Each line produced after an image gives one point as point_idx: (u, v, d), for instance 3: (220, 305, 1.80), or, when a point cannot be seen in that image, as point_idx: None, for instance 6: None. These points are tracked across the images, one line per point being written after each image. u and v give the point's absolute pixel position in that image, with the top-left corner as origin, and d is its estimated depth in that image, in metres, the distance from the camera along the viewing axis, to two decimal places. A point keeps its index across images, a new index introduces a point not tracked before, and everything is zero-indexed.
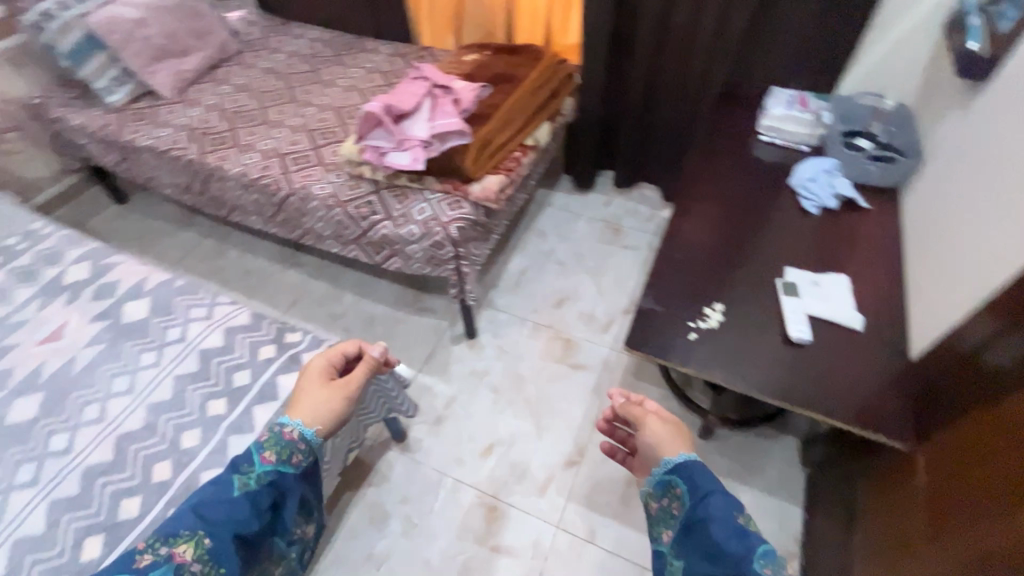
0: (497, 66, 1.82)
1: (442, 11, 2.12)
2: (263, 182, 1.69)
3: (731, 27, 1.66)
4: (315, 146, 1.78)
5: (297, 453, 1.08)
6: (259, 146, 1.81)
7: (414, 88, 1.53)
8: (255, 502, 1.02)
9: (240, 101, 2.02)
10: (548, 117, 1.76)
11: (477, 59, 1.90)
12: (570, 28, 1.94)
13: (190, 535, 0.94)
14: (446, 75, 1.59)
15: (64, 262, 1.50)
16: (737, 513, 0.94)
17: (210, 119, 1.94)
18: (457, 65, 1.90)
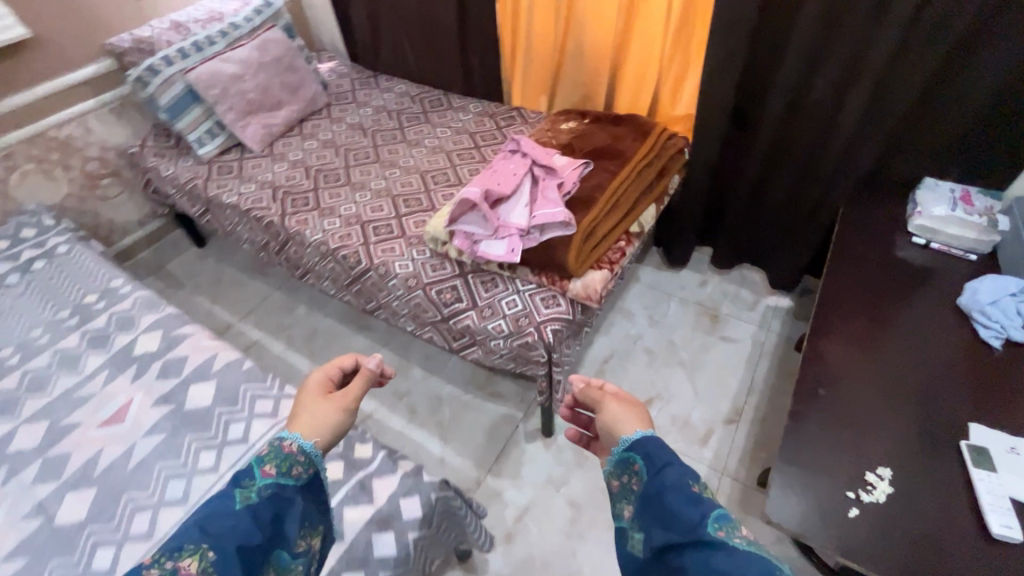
0: (599, 138, 1.67)
1: (538, 74, 2.01)
2: (341, 254, 1.59)
3: (883, 112, 1.47)
4: (398, 215, 1.68)
5: (296, 462, 0.82)
6: (341, 210, 1.73)
7: (511, 167, 1.39)
8: (257, 513, 0.75)
9: (325, 159, 1.97)
10: (655, 198, 1.57)
11: (575, 128, 1.75)
12: (679, 98, 1.76)
13: (194, 548, 0.70)
14: (545, 152, 1.45)
15: (136, 330, 1.44)
16: (693, 481, 0.80)
17: (295, 177, 1.89)
18: (553, 133, 1.76)
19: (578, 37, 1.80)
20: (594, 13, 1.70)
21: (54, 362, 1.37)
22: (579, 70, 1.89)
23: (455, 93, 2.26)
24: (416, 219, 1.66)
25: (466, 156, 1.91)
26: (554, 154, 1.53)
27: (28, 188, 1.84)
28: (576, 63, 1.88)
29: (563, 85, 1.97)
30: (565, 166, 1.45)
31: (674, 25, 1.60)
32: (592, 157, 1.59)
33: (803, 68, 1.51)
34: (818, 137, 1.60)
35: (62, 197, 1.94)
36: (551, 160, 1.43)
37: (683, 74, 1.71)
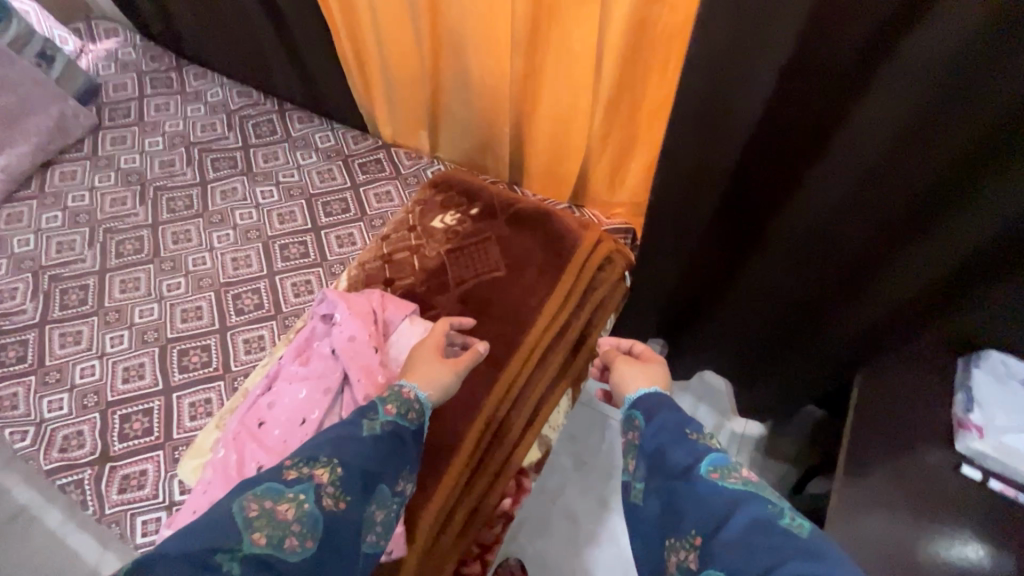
0: (489, 264, 1.02)
1: (407, 109, 1.27)
2: (58, 481, 0.96)
3: (984, 268, 0.90)
4: (166, 388, 1.04)
5: (411, 411, 0.72)
6: (74, 375, 1.06)
7: (301, 399, 0.76)
8: (381, 450, 0.65)
9: (70, 250, 1.24)
10: (571, 382, 0.99)
11: (455, 232, 1.08)
12: (625, 176, 1.10)
13: (327, 458, 0.61)
14: (371, 347, 0.82)
15: None
16: (696, 425, 0.65)
17: (14, 291, 1.18)
18: (419, 238, 1.08)
19: (459, 72, 1.09)
20: (479, 39, 0.97)
21: None
22: (468, 118, 1.19)
23: (295, 109, 1.49)
24: (191, 402, 1.02)
25: (293, 249, 1.23)
26: (399, 323, 0.90)
27: None
28: (461, 107, 1.17)
29: (448, 129, 1.26)
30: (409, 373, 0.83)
31: (614, 82, 0.93)
32: (470, 314, 0.96)
33: (864, 182, 0.89)
34: (859, 277, 1.01)
35: None
36: (377, 371, 0.79)
37: (631, 151, 1.05)
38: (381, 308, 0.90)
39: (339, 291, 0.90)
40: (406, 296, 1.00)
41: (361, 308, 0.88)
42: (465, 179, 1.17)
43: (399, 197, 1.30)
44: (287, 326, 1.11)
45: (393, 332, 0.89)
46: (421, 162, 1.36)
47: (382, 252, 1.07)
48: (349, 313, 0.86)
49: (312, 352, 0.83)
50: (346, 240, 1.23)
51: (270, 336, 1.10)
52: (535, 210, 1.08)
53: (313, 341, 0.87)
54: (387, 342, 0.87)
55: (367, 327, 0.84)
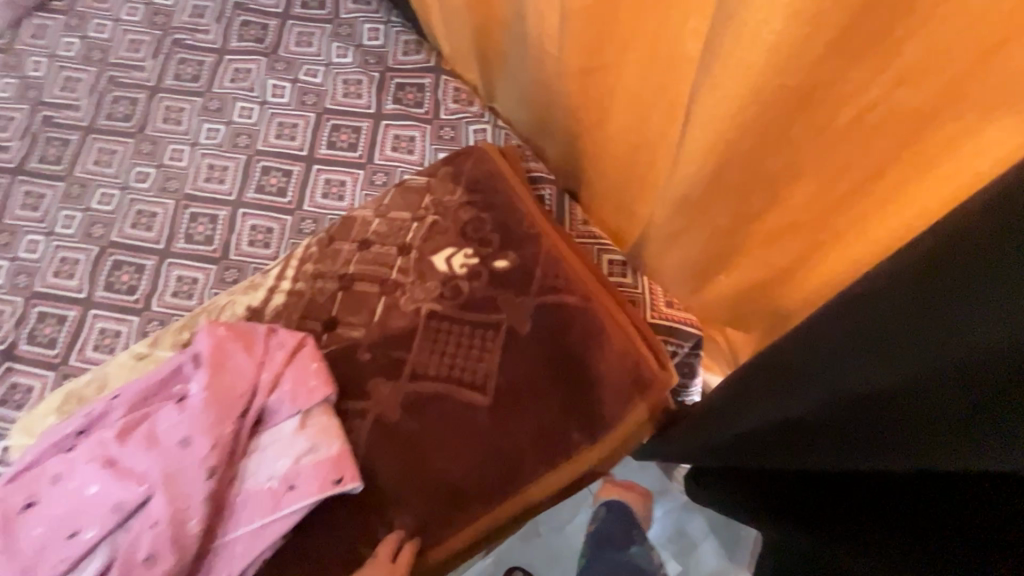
0: (477, 373, 0.67)
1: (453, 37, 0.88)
2: None
3: None
4: (87, 300, 0.92)
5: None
6: (21, 242, 0.97)
7: (92, 496, 0.55)
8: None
9: (71, 92, 1.09)
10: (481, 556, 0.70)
11: (456, 289, 0.72)
12: (730, 275, 0.69)
13: None
14: (203, 470, 0.55)
15: None
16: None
17: (9, 121, 1.08)
18: (405, 273, 0.73)
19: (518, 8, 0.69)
20: None
21: None
22: (520, 82, 0.79)
23: None
24: (102, 329, 0.89)
25: (273, 178, 0.97)
26: (282, 422, 0.61)
27: None
28: (514, 61, 0.77)
29: (506, 87, 0.86)
30: (249, 520, 0.57)
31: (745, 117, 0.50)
32: (410, 437, 0.64)
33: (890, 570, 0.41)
34: None
35: None
36: (189, 519, 0.54)
37: (727, 233, 0.64)
38: (267, 390, 0.61)
39: (230, 338, 0.62)
40: (334, 345, 0.69)
41: (234, 386, 0.60)
42: (508, 197, 0.76)
43: (420, 151, 0.97)
44: (224, 279, 0.90)
45: (269, 434, 0.60)
46: (468, 112, 0.98)
47: (349, 267, 0.74)
48: (208, 392, 0.58)
49: (146, 419, 0.59)
50: (333, 190, 0.95)
51: (203, 284, 0.91)
52: (580, 310, 0.69)
53: (171, 388, 0.62)
54: (250, 447, 0.59)
55: (217, 430, 0.57)
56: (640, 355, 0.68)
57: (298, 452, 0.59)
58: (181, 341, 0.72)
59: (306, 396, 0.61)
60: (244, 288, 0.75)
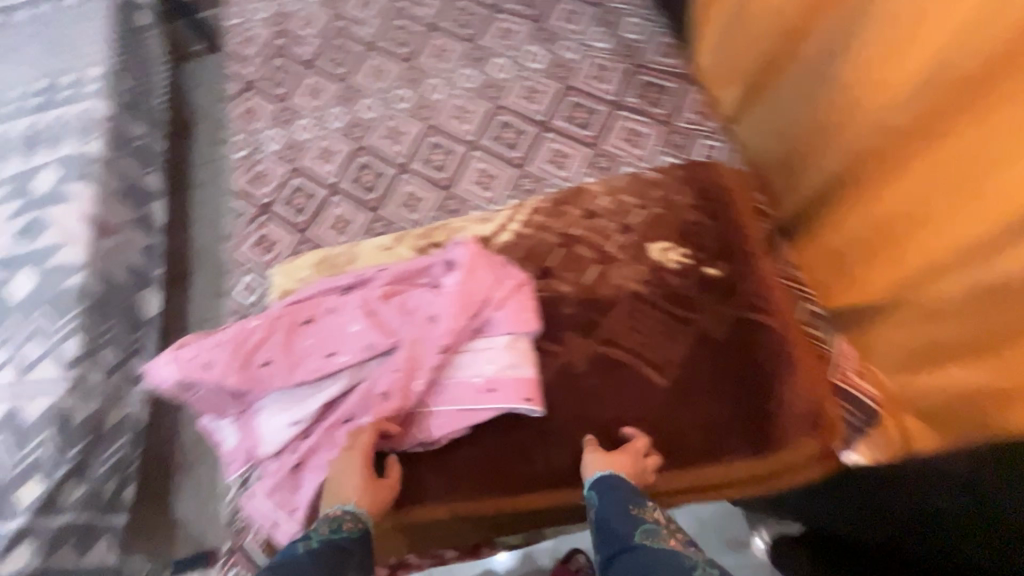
0: (661, 356, 0.72)
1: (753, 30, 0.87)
2: (236, 199, 1.12)
3: None
4: (333, 186, 1.09)
5: (341, 519, 0.56)
6: (296, 123, 1.17)
7: (354, 335, 0.68)
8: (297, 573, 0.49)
9: (365, 12, 1.27)
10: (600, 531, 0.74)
11: (662, 279, 0.76)
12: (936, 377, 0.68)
13: None
14: (440, 345, 0.66)
15: (56, 152, 1.28)
16: (640, 500, 0.59)
17: (313, 23, 1.29)
18: (619, 248, 0.79)
19: (887, 10, 0.64)
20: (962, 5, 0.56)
21: None
22: (828, 91, 0.75)
23: None
24: (339, 214, 1.06)
25: (508, 132, 1.07)
26: (497, 336, 0.71)
27: None
28: (836, 68, 0.73)
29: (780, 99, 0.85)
30: (454, 401, 0.67)
31: None
32: (590, 391, 0.71)
33: None
34: None
35: None
36: (419, 378, 0.65)
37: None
38: (496, 306, 0.71)
39: (481, 256, 0.73)
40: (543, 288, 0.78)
41: (477, 290, 0.71)
42: (734, 213, 0.80)
43: (646, 148, 1.02)
44: (445, 206, 1.03)
45: (486, 342, 0.71)
46: (704, 126, 1.01)
47: (572, 229, 0.81)
48: (459, 289, 0.69)
49: (402, 294, 0.72)
50: (558, 160, 1.03)
51: (426, 204, 1.04)
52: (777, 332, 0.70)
53: (420, 278, 0.75)
54: (470, 346, 0.70)
55: (457, 319, 0.68)
56: (821, 405, 0.68)
57: (505, 364, 0.69)
58: (417, 246, 0.85)
59: (523, 323, 0.71)
60: (478, 218, 0.86)
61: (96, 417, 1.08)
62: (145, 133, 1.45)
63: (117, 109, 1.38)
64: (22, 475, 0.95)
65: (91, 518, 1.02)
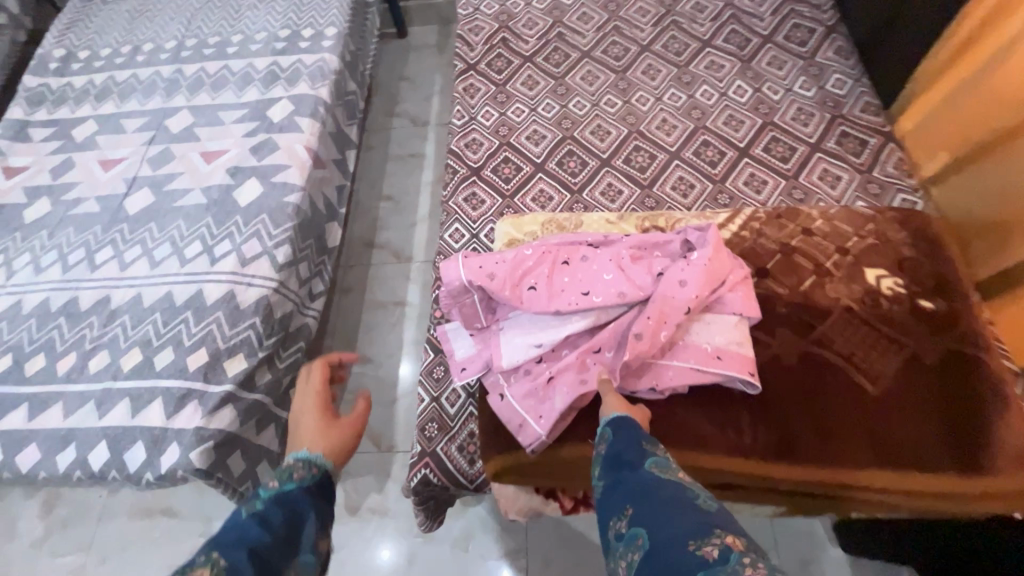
0: (870, 366, 0.78)
1: (1002, 93, 0.89)
2: (449, 159, 1.25)
3: None
4: (539, 165, 1.21)
5: (295, 467, 0.65)
6: (511, 106, 1.31)
7: (606, 282, 0.77)
8: (265, 517, 0.57)
9: (584, 24, 1.42)
10: (777, 508, 0.79)
11: (876, 301, 0.83)
12: None
13: (202, 561, 0.49)
14: (687, 308, 0.75)
15: (290, 90, 1.47)
16: (652, 440, 0.62)
17: (535, 24, 1.44)
18: (835, 267, 0.86)
19: None
20: None
21: (236, 73, 1.53)
22: None
23: (844, 37, 1.28)
24: (543, 189, 1.18)
25: (709, 151, 1.17)
26: (726, 314, 0.79)
27: None
28: None
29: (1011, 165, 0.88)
30: (686, 356, 0.76)
31: None
32: (800, 381, 0.77)
33: None
34: None
35: None
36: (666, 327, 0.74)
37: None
38: (730, 287, 0.80)
39: (720, 243, 0.83)
40: (759, 286, 0.86)
41: (718, 270, 0.80)
42: (951, 259, 0.86)
43: (842, 191, 1.08)
44: (642, 202, 1.13)
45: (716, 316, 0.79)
46: (904, 182, 1.07)
47: (791, 241, 0.89)
48: (705, 263, 0.78)
49: (648, 260, 0.82)
50: (754, 184, 1.12)
51: (625, 198, 1.14)
52: (986, 375, 0.75)
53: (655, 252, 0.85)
54: (703, 316, 0.79)
55: (702, 290, 0.77)
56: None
57: (733, 338, 0.77)
58: (640, 227, 0.94)
59: (750, 308, 0.79)
60: (698, 214, 0.95)
61: (286, 318, 1.22)
62: (354, 90, 1.63)
63: (342, 64, 1.56)
64: (232, 348, 1.09)
65: (268, 404, 1.14)
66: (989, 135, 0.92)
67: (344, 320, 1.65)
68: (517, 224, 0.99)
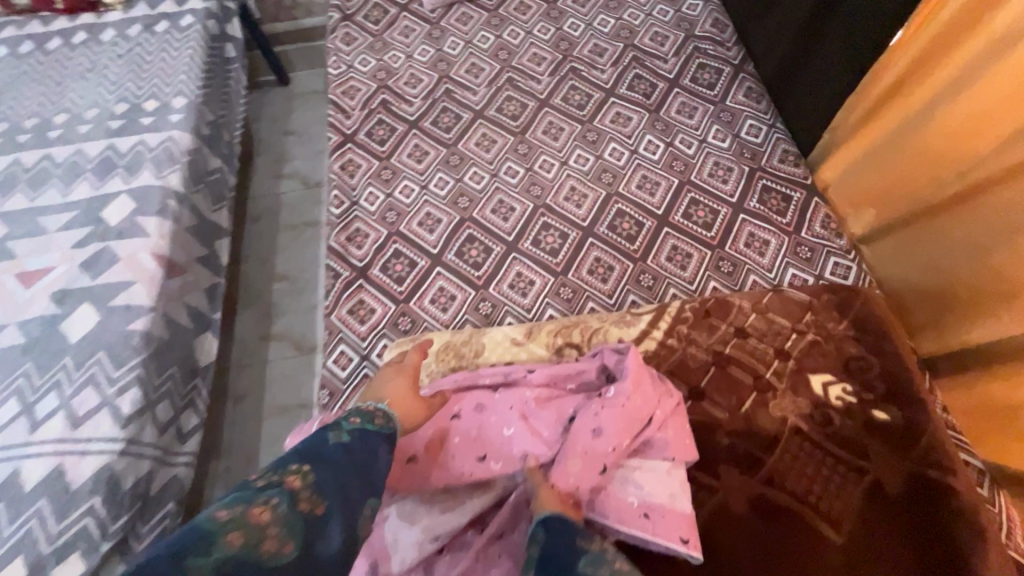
0: (831, 509, 0.66)
1: (934, 155, 0.82)
2: (330, 258, 1.05)
3: None
4: (435, 257, 1.03)
5: (375, 413, 0.58)
6: (398, 184, 1.12)
7: (508, 444, 0.66)
8: (349, 444, 0.52)
9: (474, 77, 1.25)
10: None
11: (826, 418, 0.71)
12: None
13: (294, 467, 0.48)
14: (603, 465, 0.62)
15: (132, 181, 1.21)
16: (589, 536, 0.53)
17: (418, 81, 1.26)
18: (778, 377, 0.74)
19: None
20: None
21: (62, 164, 1.25)
22: None
23: (751, 76, 1.19)
24: (442, 288, 1.00)
25: (626, 223, 1.04)
26: (656, 460, 0.66)
27: None
28: None
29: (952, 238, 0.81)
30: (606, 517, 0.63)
31: None
32: (758, 543, 0.64)
33: None
34: None
35: None
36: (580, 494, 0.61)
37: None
38: (659, 423, 0.67)
39: (644, 367, 0.69)
40: (696, 417, 0.72)
41: (642, 405, 0.66)
42: (899, 350, 0.75)
43: (772, 258, 0.98)
44: (558, 293, 0.97)
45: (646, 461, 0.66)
46: (834, 243, 0.96)
47: (724, 347, 0.77)
48: (623, 403, 0.65)
49: (559, 401, 0.69)
50: (677, 259, 0.99)
51: (538, 290, 0.98)
52: (959, 504, 0.65)
53: (568, 384, 0.72)
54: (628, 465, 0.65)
55: (620, 440, 0.64)
56: None
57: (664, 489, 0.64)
58: (553, 346, 0.79)
59: (684, 447, 0.66)
60: (617, 320, 0.81)
61: (144, 482, 0.97)
62: (220, 167, 1.39)
63: (198, 140, 1.32)
64: (61, 548, 0.86)
65: None
66: (924, 204, 0.84)
67: (240, 435, 1.41)
68: (407, 354, 0.81)
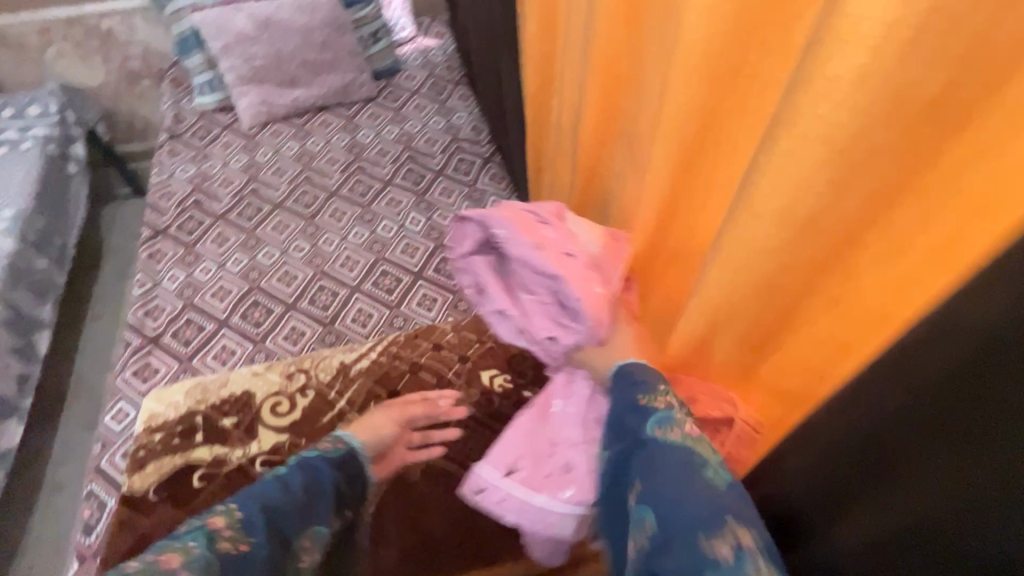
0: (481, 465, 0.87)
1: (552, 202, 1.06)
2: (128, 331, 1.20)
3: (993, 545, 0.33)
4: (223, 321, 1.21)
5: (324, 443, 0.79)
6: (199, 266, 1.31)
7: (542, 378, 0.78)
8: (285, 480, 0.70)
9: (278, 177, 1.53)
10: None
11: (489, 400, 0.94)
12: None
13: (228, 507, 0.65)
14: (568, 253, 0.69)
15: None
16: (649, 390, 0.62)
17: (229, 183, 1.51)
18: (457, 375, 0.97)
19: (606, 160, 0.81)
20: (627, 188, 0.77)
21: None
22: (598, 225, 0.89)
23: (498, 165, 1.54)
24: (224, 345, 1.17)
25: (387, 280, 1.28)
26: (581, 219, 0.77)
27: (65, 66, 1.82)
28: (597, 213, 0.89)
29: None
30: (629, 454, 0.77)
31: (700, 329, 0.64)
32: (423, 496, 0.84)
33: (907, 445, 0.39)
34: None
35: (97, 84, 1.88)
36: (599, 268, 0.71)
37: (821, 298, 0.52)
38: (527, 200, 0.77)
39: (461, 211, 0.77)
40: None
41: (530, 221, 0.73)
42: None
43: None
44: (322, 339, 1.18)
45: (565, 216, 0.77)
46: None
47: (420, 359, 0.99)
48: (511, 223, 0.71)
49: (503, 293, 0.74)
50: (426, 303, 1.24)
51: (308, 338, 1.18)
52: None
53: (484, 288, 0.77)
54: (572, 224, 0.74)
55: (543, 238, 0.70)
56: None
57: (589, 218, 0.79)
58: (286, 372, 0.97)
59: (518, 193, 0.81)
60: (344, 349, 1.01)
61: None
62: (46, 267, 1.52)
63: (22, 244, 1.46)
64: None
65: None
66: None
67: (52, 527, 1.40)
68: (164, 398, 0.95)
